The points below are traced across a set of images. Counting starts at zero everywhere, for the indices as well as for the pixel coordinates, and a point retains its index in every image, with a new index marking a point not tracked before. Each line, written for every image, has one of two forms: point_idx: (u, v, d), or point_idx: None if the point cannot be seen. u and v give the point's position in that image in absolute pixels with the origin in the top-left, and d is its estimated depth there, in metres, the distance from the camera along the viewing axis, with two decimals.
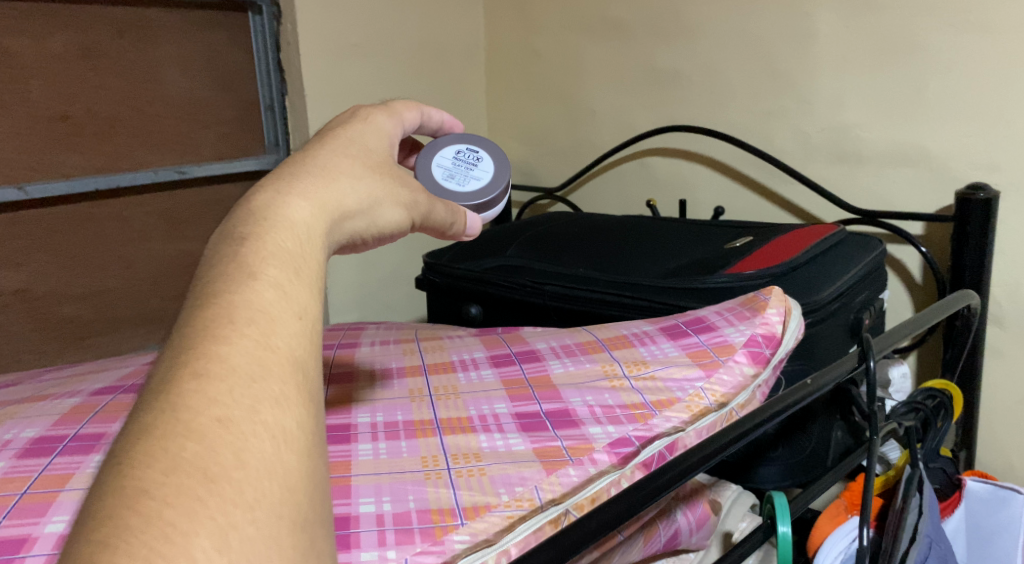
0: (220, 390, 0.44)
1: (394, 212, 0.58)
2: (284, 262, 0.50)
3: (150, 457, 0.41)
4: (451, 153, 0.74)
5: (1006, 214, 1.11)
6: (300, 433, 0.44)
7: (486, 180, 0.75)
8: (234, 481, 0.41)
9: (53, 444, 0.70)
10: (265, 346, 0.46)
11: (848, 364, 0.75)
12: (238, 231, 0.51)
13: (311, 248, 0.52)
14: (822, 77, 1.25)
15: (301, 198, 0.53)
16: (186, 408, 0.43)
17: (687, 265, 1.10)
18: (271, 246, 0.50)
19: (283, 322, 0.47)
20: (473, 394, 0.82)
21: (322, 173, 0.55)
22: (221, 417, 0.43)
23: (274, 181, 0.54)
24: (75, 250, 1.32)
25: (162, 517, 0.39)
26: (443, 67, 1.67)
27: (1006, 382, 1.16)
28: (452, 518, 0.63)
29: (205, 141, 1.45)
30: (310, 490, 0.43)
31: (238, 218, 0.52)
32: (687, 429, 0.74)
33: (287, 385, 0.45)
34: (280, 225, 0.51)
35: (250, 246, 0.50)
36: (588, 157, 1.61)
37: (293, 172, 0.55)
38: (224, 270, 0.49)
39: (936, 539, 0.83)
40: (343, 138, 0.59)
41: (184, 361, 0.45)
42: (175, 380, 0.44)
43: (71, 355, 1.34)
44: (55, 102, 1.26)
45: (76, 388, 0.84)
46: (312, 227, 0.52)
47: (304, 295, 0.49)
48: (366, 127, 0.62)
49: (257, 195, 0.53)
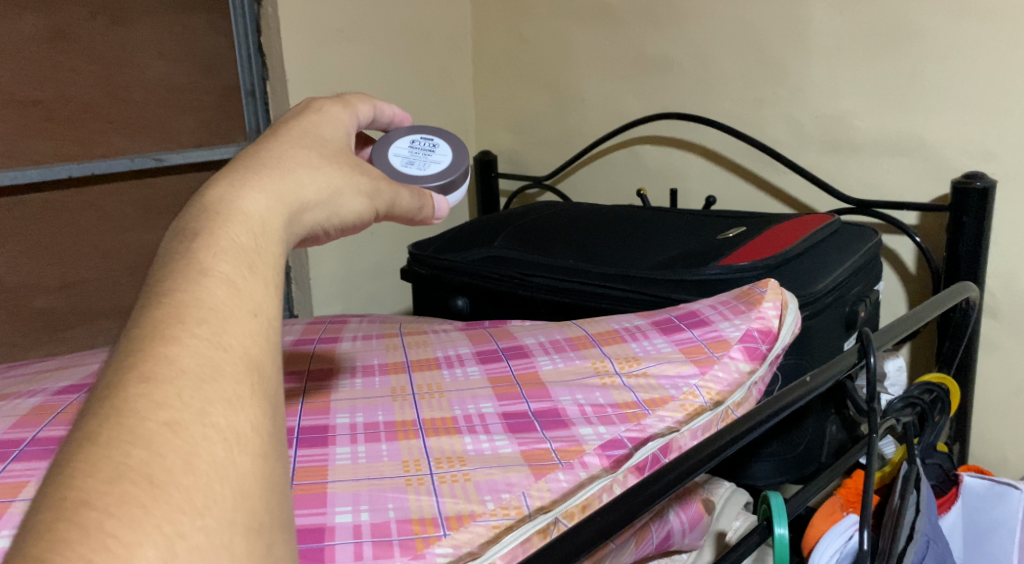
0: (168, 393, 0.40)
1: (360, 201, 0.55)
2: (237, 257, 0.46)
3: (91, 464, 0.37)
4: (406, 143, 0.70)
5: (1003, 203, 1.09)
6: (254, 435, 0.41)
7: (446, 163, 0.70)
8: (184, 488, 0.38)
9: (9, 449, 0.66)
10: (217, 346, 0.43)
11: (846, 361, 0.72)
12: (190, 227, 0.48)
13: (268, 243, 0.48)
14: (817, 65, 1.22)
15: (257, 191, 0.50)
16: (132, 412, 0.39)
17: (673, 257, 1.07)
18: (222, 242, 0.47)
19: (236, 320, 0.44)
20: (458, 393, 0.78)
21: (277, 163, 0.52)
22: (169, 421, 0.39)
23: (226, 174, 0.51)
24: (46, 242, 1.27)
25: (103, 527, 0.36)
26: (429, 52, 1.63)
27: (1000, 375, 1.14)
28: (434, 529, 0.59)
29: (184, 129, 1.40)
30: (266, 494, 0.40)
31: (190, 214, 0.49)
32: (681, 429, 0.71)
33: (242, 385, 0.42)
34: (234, 219, 0.48)
35: (201, 242, 0.47)
36: (576, 146, 1.58)
37: (248, 163, 0.52)
38: (172, 268, 0.46)
39: (934, 537, 0.79)
40: (305, 129, 0.56)
41: (131, 365, 0.41)
42: (121, 384, 0.40)
43: (44, 348, 1.30)
44: (25, 87, 1.22)
45: (39, 386, 0.80)
46: (269, 221, 0.49)
47: (259, 291, 0.46)
48: (327, 117, 0.59)
49: (209, 190, 0.50)
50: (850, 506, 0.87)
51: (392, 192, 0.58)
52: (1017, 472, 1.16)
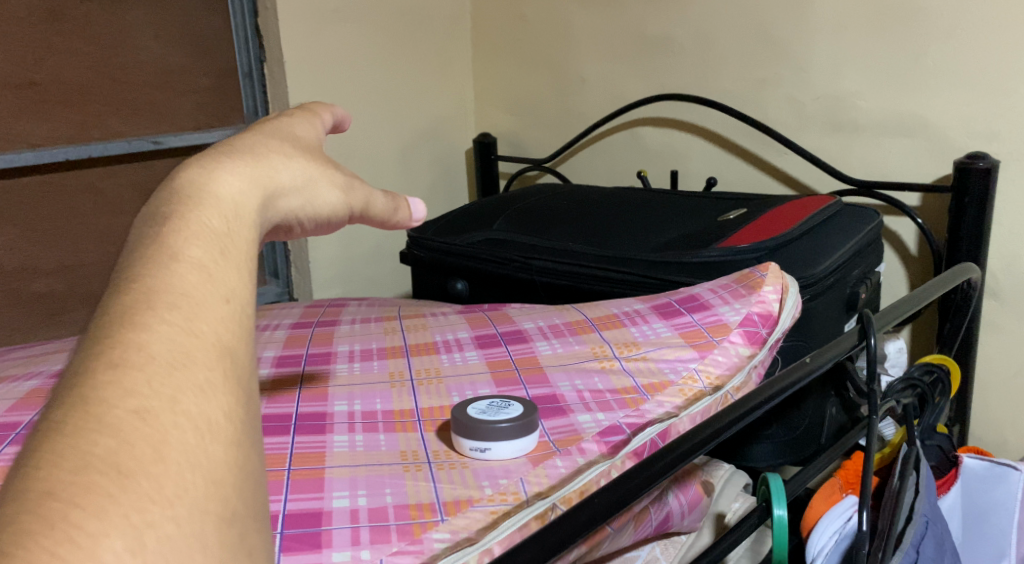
0: (137, 379, 0.31)
1: (340, 192, 0.48)
2: (210, 239, 0.38)
3: (55, 453, 0.28)
4: (485, 403, 0.68)
5: (1006, 183, 1.08)
6: (228, 423, 0.32)
7: (516, 413, 0.66)
8: (153, 478, 0.29)
9: (6, 432, 0.67)
10: (188, 331, 0.33)
11: (847, 343, 0.71)
12: (157, 210, 0.39)
13: (243, 227, 0.40)
14: (821, 43, 1.21)
15: (231, 172, 0.42)
16: (99, 398, 0.30)
17: (673, 239, 1.07)
18: (191, 222, 0.38)
19: (210, 303, 0.35)
20: (456, 378, 0.78)
21: (249, 151, 0.45)
22: (140, 409, 0.30)
23: (196, 158, 0.43)
24: (45, 224, 1.27)
25: (67, 518, 0.27)
26: (426, 34, 1.61)
27: (1002, 355, 1.14)
28: (431, 515, 0.59)
29: (181, 111, 1.39)
30: (243, 486, 0.31)
31: (158, 200, 0.41)
32: (680, 414, 0.71)
33: (215, 371, 0.33)
34: (206, 201, 0.40)
35: (167, 225, 0.38)
36: (576, 128, 1.57)
37: (214, 151, 0.44)
38: (132, 256, 0.36)
39: (932, 518, 0.79)
40: (272, 128, 0.50)
41: (93, 352, 0.32)
42: (84, 370, 0.31)
43: (46, 331, 1.30)
44: (20, 68, 1.21)
45: (35, 369, 0.81)
46: (243, 203, 0.41)
47: (237, 276, 0.37)
48: (294, 121, 0.52)
49: (178, 175, 0.42)
50: (850, 487, 0.87)
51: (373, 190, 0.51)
52: (1016, 453, 1.17)
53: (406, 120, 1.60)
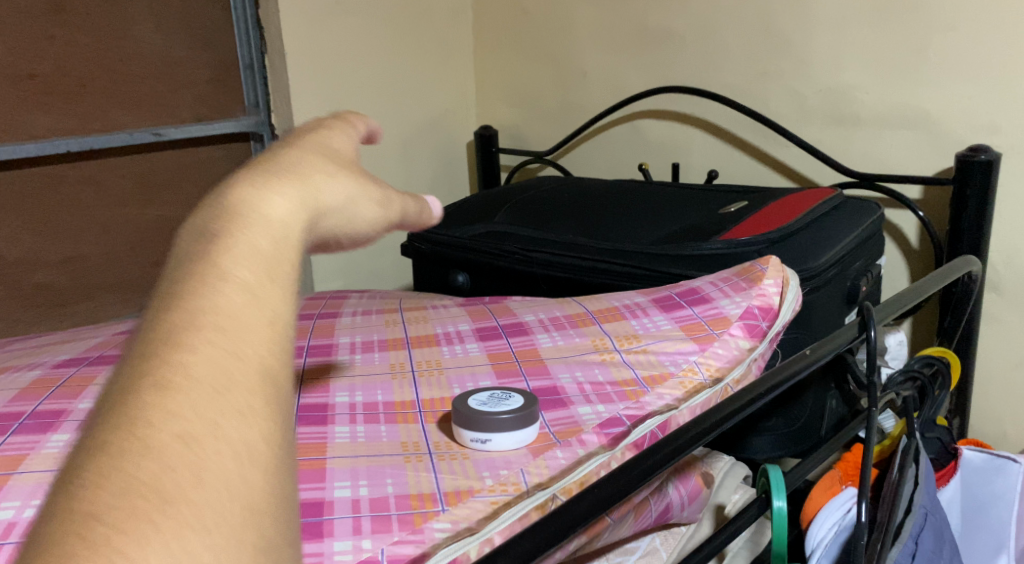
0: (181, 404, 0.31)
1: (380, 210, 0.47)
2: (257, 254, 0.37)
3: (99, 476, 0.29)
4: (485, 394, 0.68)
5: (1007, 176, 1.08)
6: (268, 449, 0.32)
7: (517, 405, 0.66)
8: (191, 505, 0.29)
9: (9, 422, 0.69)
10: (234, 354, 0.33)
11: (847, 335, 0.72)
12: (206, 219, 0.39)
13: (291, 240, 0.39)
14: (822, 35, 1.21)
15: (278, 182, 0.41)
16: (144, 421, 0.30)
17: (674, 232, 1.07)
18: (239, 239, 0.37)
19: (256, 324, 0.35)
20: (457, 370, 0.78)
21: (294, 163, 0.44)
22: (182, 434, 0.30)
23: (246, 167, 0.43)
24: (46, 216, 1.27)
25: (109, 543, 0.27)
26: (427, 26, 1.61)
27: (1002, 349, 1.14)
28: (432, 505, 0.59)
29: (182, 103, 1.39)
30: (281, 510, 0.31)
31: (207, 206, 0.40)
32: (680, 407, 0.71)
33: (259, 396, 0.33)
34: (254, 211, 0.39)
35: (215, 241, 0.37)
36: (577, 120, 1.57)
37: (260, 163, 0.43)
38: (180, 273, 0.36)
39: (932, 510, 0.79)
40: (315, 140, 0.48)
41: (140, 371, 0.32)
42: (130, 390, 0.31)
43: (48, 323, 1.30)
44: (21, 60, 1.21)
45: (39, 360, 0.82)
46: (292, 215, 0.40)
47: (283, 300, 0.36)
48: (336, 133, 0.51)
49: (226, 182, 0.41)
50: (849, 479, 0.87)
51: (407, 204, 0.50)
52: (1015, 446, 1.17)
53: (407, 112, 1.60)
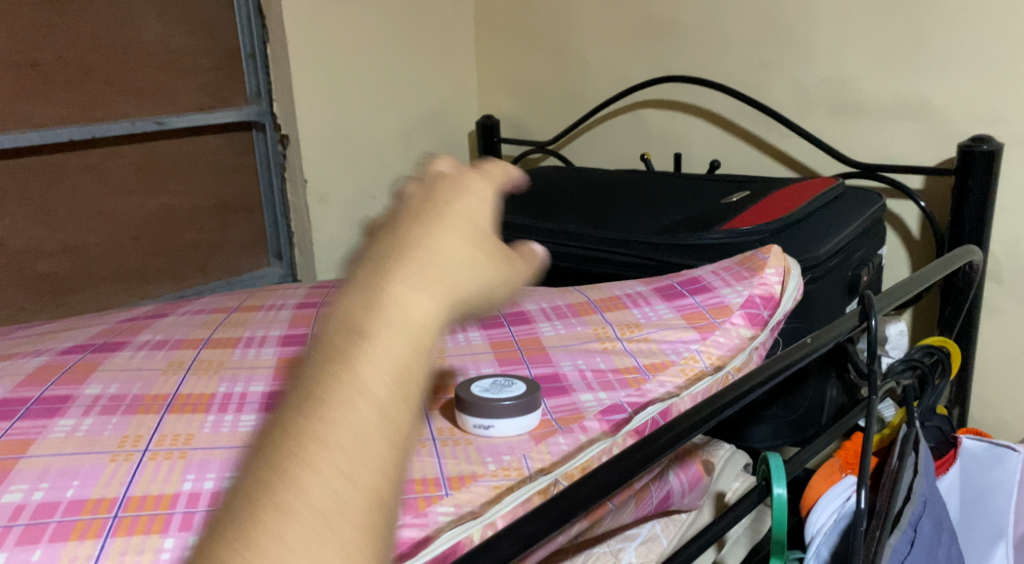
0: (298, 522, 0.37)
1: (499, 288, 0.49)
2: (385, 372, 0.42)
3: None
4: (489, 381, 0.69)
5: (1009, 166, 1.08)
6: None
7: (519, 391, 0.67)
8: None
9: (16, 407, 0.69)
10: (346, 481, 0.39)
11: (847, 324, 0.72)
12: (348, 319, 0.43)
13: (416, 357, 0.43)
14: (824, 25, 1.21)
15: (413, 287, 0.45)
16: (265, 533, 0.37)
17: (677, 222, 1.07)
18: (374, 345, 0.42)
19: (371, 451, 0.40)
20: (460, 358, 0.79)
21: (429, 248, 0.47)
22: (293, 553, 0.37)
23: (390, 259, 0.46)
24: (49, 204, 1.28)
25: None
26: (429, 14, 1.61)
27: (1003, 338, 1.14)
28: (435, 489, 0.60)
29: (184, 92, 1.39)
30: None
31: (352, 298, 0.44)
32: (681, 394, 0.72)
33: (361, 522, 0.38)
34: (389, 322, 0.43)
35: (354, 346, 0.42)
36: (579, 110, 1.57)
37: (400, 245, 0.46)
38: (316, 373, 0.41)
39: (930, 498, 0.80)
40: (455, 202, 0.50)
41: (269, 482, 0.38)
42: (261, 498, 0.38)
43: (52, 312, 1.30)
44: (23, 48, 1.21)
45: (45, 346, 0.83)
46: (422, 321, 0.44)
47: (399, 427, 0.41)
48: (477, 183, 0.51)
49: (370, 275, 0.45)
50: (850, 467, 0.88)
51: (526, 270, 0.51)
52: (1016, 436, 1.17)
53: (408, 101, 1.60)
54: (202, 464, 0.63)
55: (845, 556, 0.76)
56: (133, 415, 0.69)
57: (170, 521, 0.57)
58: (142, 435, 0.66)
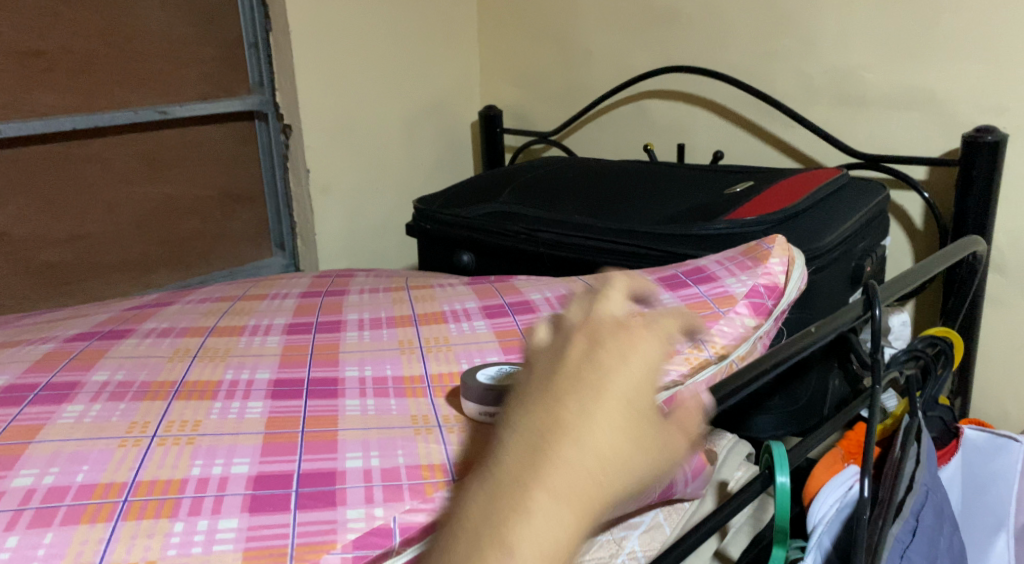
0: None
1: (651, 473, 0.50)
2: (545, 546, 0.45)
3: None
4: (493, 370, 0.70)
5: (1013, 158, 1.08)
6: None
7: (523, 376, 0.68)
8: None
9: (24, 393, 0.70)
10: None
11: (851, 313, 0.72)
12: (518, 482, 0.47)
13: (576, 529, 0.46)
14: (828, 16, 1.20)
15: (580, 455, 0.47)
16: None
17: (681, 212, 1.07)
18: (517, 544, 0.45)
19: None
20: (465, 346, 0.79)
21: (583, 435, 0.48)
22: None
23: (567, 420, 0.48)
24: (53, 194, 1.28)
25: None
26: (432, 4, 1.61)
27: (1005, 330, 1.15)
28: (442, 475, 0.60)
29: (188, 82, 1.39)
30: None
31: (522, 456, 0.48)
32: (686, 383, 0.71)
33: None
34: (553, 492, 0.46)
35: (521, 508, 0.46)
36: (582, 101, 1.57)
37: (556, 424, 0.48)
38: (483, 530, 0.46)
39: (932, 487, 0.80)
40: (614, 371, 0.51)
41: None
42: None
43: (56, 301, 1.31)
44: (27, 37, 1.21)
45: (51, 333, 0.83)
46: (585, 495, 0.47)
47: None
48: (640, 353, 0.52)
49: (543, 436, 0.48)
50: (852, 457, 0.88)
51: (687, 447, 0.51)
52: (1016, 427, 1.18)
53: (411, 92, 1.60)
54: (210, 451, 0.63)
55: (846, 545, 0.76)
56: (141, 401, 0.69)
57: (180, 506, 0.57)
58: (151, 421, 0.66)
